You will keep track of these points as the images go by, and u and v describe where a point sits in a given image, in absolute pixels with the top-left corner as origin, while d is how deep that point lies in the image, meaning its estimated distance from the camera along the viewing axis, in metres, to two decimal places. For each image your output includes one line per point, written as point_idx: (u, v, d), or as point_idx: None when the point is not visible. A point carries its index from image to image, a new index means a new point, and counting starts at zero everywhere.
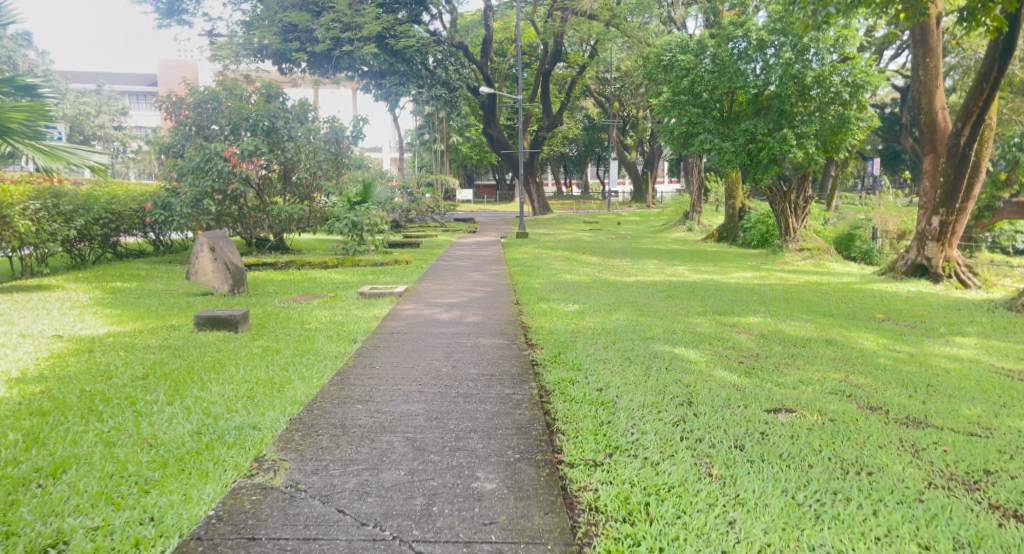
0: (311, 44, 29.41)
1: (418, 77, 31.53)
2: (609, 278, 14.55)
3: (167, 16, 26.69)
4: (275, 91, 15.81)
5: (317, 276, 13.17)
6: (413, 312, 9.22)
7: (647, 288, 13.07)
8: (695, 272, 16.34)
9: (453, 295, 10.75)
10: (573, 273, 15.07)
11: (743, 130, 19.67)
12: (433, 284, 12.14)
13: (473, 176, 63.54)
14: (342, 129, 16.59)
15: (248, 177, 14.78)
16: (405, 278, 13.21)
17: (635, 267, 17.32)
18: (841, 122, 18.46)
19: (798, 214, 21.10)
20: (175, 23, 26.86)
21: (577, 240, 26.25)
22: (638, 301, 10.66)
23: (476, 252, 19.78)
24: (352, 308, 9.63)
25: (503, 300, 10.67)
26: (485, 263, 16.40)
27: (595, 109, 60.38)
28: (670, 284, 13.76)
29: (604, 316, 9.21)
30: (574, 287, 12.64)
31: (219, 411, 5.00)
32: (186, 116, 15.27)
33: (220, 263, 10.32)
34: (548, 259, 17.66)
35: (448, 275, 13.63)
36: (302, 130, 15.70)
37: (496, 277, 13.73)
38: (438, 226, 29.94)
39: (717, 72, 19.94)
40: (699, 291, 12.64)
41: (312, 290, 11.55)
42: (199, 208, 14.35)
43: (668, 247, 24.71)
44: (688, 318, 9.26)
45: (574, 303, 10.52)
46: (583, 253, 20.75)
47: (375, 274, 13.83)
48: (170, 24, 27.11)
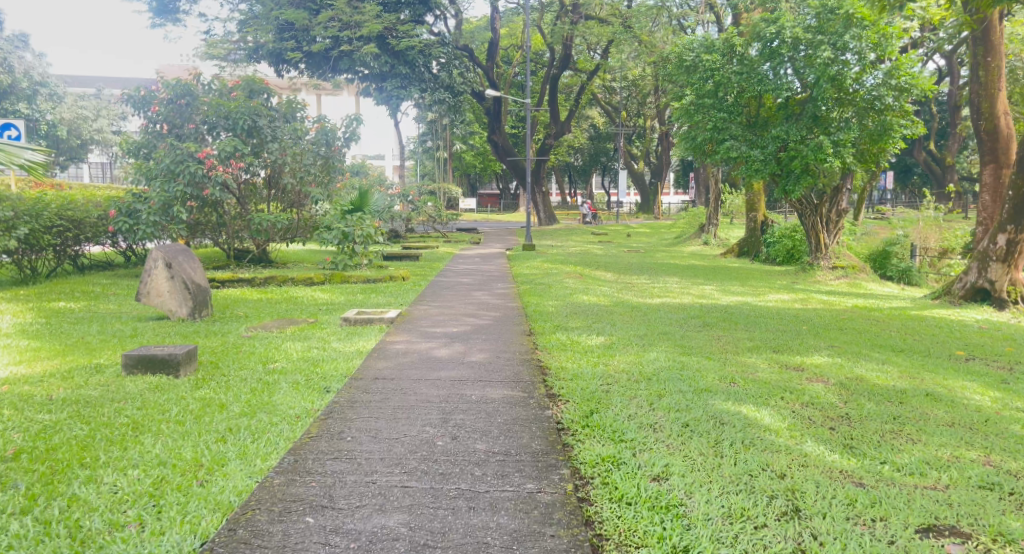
0: (309, 44, 27.89)
1: (421, 80, 30.02)
2: (630, 300, 12.91)
3: (160, 15, 25.15)
4: (262, 87, 14.18)
5: (300, 295, 11.55)
6: (406, 347, 7.55)
7: (677, 313, 11.42)
8: (724, 292, 14.67)
9: (455, 323, 9.09)
10: (589, 293, 13.42)
11: (774, 137, 18.00)
12: (432, 307, 10.49)
13: (476, 185, 62.00)
14: (332, 130, 14.98)
15: (226, 181, 13.15)
16: (403, 299, 11.60)
17: (656, 286, 15.64)
18: (881, 129, 16.97)
19: (830, 229, 19.44)
20: (168, 23, 25.32)
21: (587, 253, 24.60)
22: (673, 333, 9.03)
23: (481, 266, 18.18)
24: (332, 340, 7.97)
25: (514, 329, 9.01)
26: (490, 280, 14.77)
27: (602, 119, 58.95)
28: (702, 309, 12.10)
29: (638, 354, 7.55)
30: (593, 311, 11.00)
31: (89, 534, 3.41)
32: (157, 112, 13.41)
33: (178, 281, 8.64)
34: (559, 275, 16.05)
35: (451, 295, 12.00)
36: (286, 130, 14.16)
37: (503, 298, 12.09)
38: (439, 237, 28.38)
39: (744, 73, 18.30)
40: (737, 318, 10.99)
41: (290, 313, 9.88)
42: (169, 215, 12.71)
43: (686, 263, 23.09)
44: (739, 358, 7.61)
45: (598, 334, 8.87)
46: (597, 269, 19.08)
47: (367, 292, 12.22)
48: (163, 24, 25.56)
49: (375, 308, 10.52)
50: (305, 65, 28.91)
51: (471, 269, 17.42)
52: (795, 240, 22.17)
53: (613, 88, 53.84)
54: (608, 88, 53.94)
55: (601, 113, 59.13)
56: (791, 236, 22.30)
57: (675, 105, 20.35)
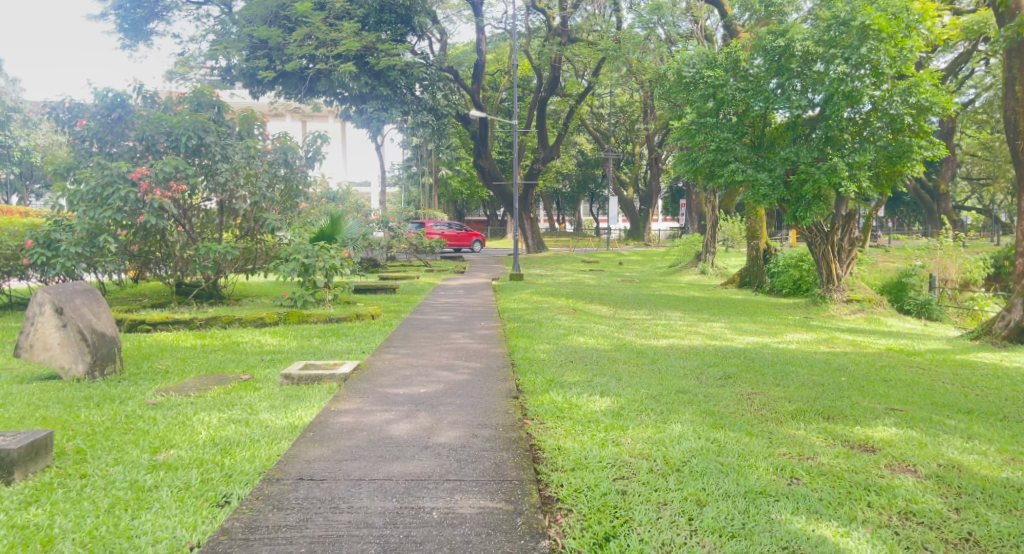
0: (282, 62, 26.24)
1: (403, 102, 28.26)
2: (632, 342, 11.20)
3: (133, 38, 23.45)
4: (213, 101, 12.47)
5: (243, 341, 9.78)
6: (354, 421, 5.81)
7: (689, 360, 9.72)
8: (736, 332, 13.02)
9: (422, 382, 7.30)
10: (583, 334, 11.69)
11: (783, 158, 16.37)
12: (399, 357, 8.72)
13: (462, 212, 60.44)
14: (293, 148, 13.24)
15: (165, 207, 11.40)
16: (369, 343, 9.88)
17: (659, 324, 13.95)
18: (900, 152, 15.29)
19: (842, 259, 17.81)
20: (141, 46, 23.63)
21: (579, 283, 22.88)
22: (690, 391, 7.36)
23: (464, 300, 16.49)
24: (263, 409, 6.28)
25: (497, 388, 7.24)
26: (472, 317, 13.00)
27: (590, 145, 57.72)
28: (715, 353, 10.46)
29: (657, 428, 5.86)
30: (591, 358, 9.30)
31: None
32: (85, 127, 11.58)
33: (72, 331, 6.97)
34: (550, 311, 14.38)
35: (424, 339, 10.24)
36: (236, 148, 12.33)
37: (486, 341, 10.37)
38: (422, 266, 26.63)
39: (750, 90, 16.69)
40: (759, 366, 9.35)
41: (222, 367, 8.08)
42: (96, 246, 11.07)
43: (686, 294, 21.51)
44: (784, 429, 5.91)
45: (601, 394, 7.14)
46: (591, 302, 17.38)
47: (326, 336, 10.50)
48: (135, 47, 23.85)
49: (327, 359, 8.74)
50: (280, 85, 27.19)
51: (453, 303, 15.71)
52: (803, 269, 20.62)
53: (601, 113, 52.45)
54: (596, 114, 52.56)
55: (590, 138, 57.69)
56: (798, 266, 20.73)
57: (675, 123, 18.62)
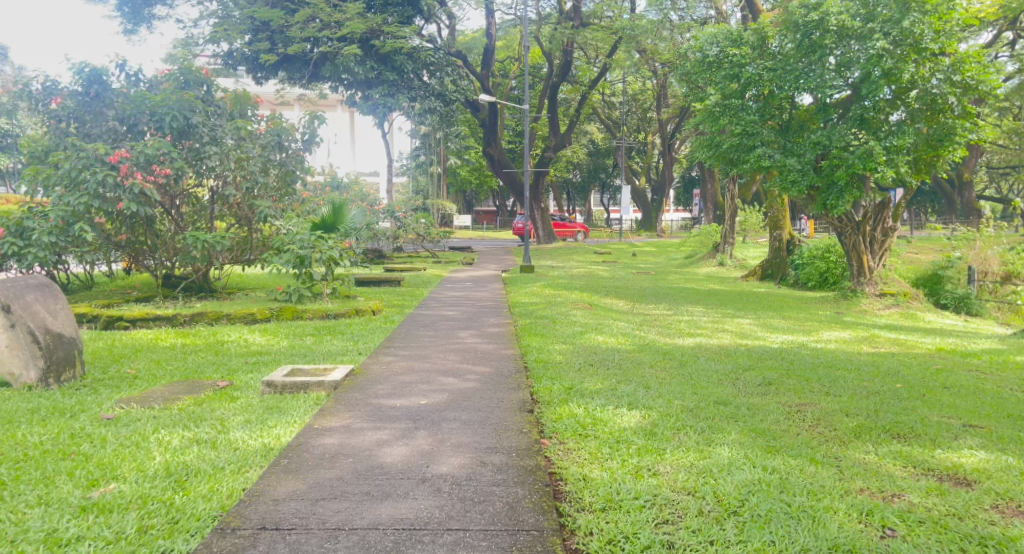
0: (284, 44, 25.32)
1: (410, 87, 27.20)
2: (656, 341, 10.26)
3: (132, 21, 22.36)
4: (201, 77, 11.48)
5: (229, 340, 8.90)
6: (340, 442, 4.88)
7: (720, 363, 8.76)
8: (765, 329, 12.07)
9: (423, 392, 6.38)
10: (600, 331, 10.75)
11: (813, 142, 15.36)
12: (399, 361, 7.79)
13: (472, 202, 59.45)
14: (288, 130, 12.23)
15: (147, 193, 10.49)
16: (368, 343, 8.98)
17: (682, 320, 13.01)
18: (942, 134, 14.31)
19: (873, 250, 16.90)
20: (140, 29, 22.54)
21: (592, 275, 21.91)
22: (729, 403, 6.43)
23: (472, 293, 15.58)
24: (235, 425, 5.35)
25: (509, 399, 6.31)
26: (481, 313, 12.10)
27: (601, 134, 56.61)
28: (748, 354, 9.48)
29: (700, 452, 4.93)
30: (612, 361, 8.36)
31: None
32: (61, 106, 10.64)
33: (22, 332, 6.16)
34: (564, 306, 13.46)
35: (428, 339, 9.32)
36: (224, 129, 11.42)
37: (496, 340, 9.47)
38: (429, 257, 25.75)
39: (779, 69, 15.64)
40: (800, 370, 8.38)
41: (200, 371, 7.20)
42: (72, 236, 10.26)
43: (705, 287, 20.55)
44: (851, 452, 4.98)
45: (628, 406, 6.21)
46: (607, 296, 16.46)
47: (321, 333, 9.62)
48: (134, 31, 22.75)
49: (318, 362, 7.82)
50: (285, 70, 26.17)
51: (460, 297, 14.81)
52: (829, 261, 19.63)
53: (612, 101, 51.31)
54: (608, 102, 51.44)
55: (601, 127, 56.67)
56: (824, 258, 19.74)
57: (697, 106, 17.60)
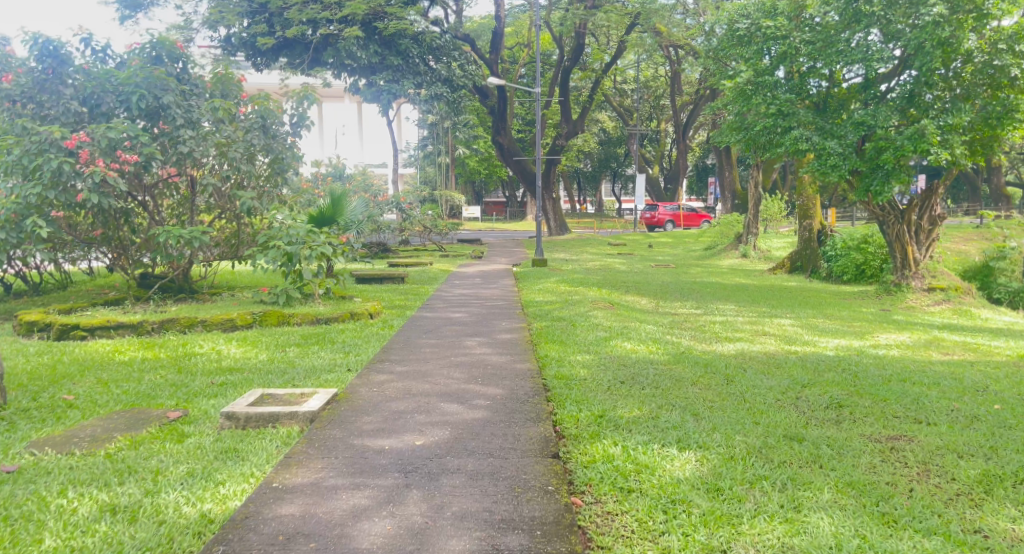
0: (283, 27, 24.03)
1: (415, 72, 25.64)
2: (693, 348, 8.99)
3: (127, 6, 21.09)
4: (176, 52, 10.17)
5: (201, 351, 7.65)
6: (302, 514, 3.68)
7: (772, 379, 7.46)
8: (811, 332, 10.77)
9: (419, 426, 5.09)
10: (625, 338, 9.42)
11: (855, 123, 14.07)
12: (395, 380, 6.51)
13: (481, 193, 58.18)
14: (272, 114, 10.97)
15: (111, 182, 9.20)
16: (361, 357, 7.64)
17: (716, 321, 11.71)
18: (1003, 111, 13.15)
19: (919, 240, 15.74)
20: (135, 15, 21.24)
21: (610, 269, 20.63)
22: (801, 438, 5.18)
23: (482, 291, 14.37)
24: (170, 479, 4.03)
25: (527, 435, 5.04)
26: (491, 315, 10.87)
27: (612, 123, 55.19)
28: (801, 366, 8.18)
29: (789, 524, 3.73)
30: (644, 379, 7.06)
31: None
32: (13, 83, 9.33)
33: None
34: (584, 305, 12.22)
35: (431, 349, 8.05)
36: (201, 109, 10.08)
37: (511, 350, 8.21)
38: (436, 250, 24.47)
39: (818, 42, 14.31)
40: (870, 388, 7.09)
41: (152, 392, 5.93)
42: (26, 231, 9.01)
43: (731, 282, 19.24)
44: (992, 526, 3.78)
45: (679, 444, 4.95)
46: (628, 293, 15.16)
47: (310, 342, 8.37)
48: (128, 17, 21.46)
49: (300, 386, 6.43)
50: (286, 55, 24.80)
51: (469, 295, 13.58)
52: (867, 253, 18.38)
53: (624, 88, 49.87)
54: (618, 89, 49.95)
55: (612, 115, 55.23)
56: (861, 249, 18.47)
57: (724, 85, 16.26)
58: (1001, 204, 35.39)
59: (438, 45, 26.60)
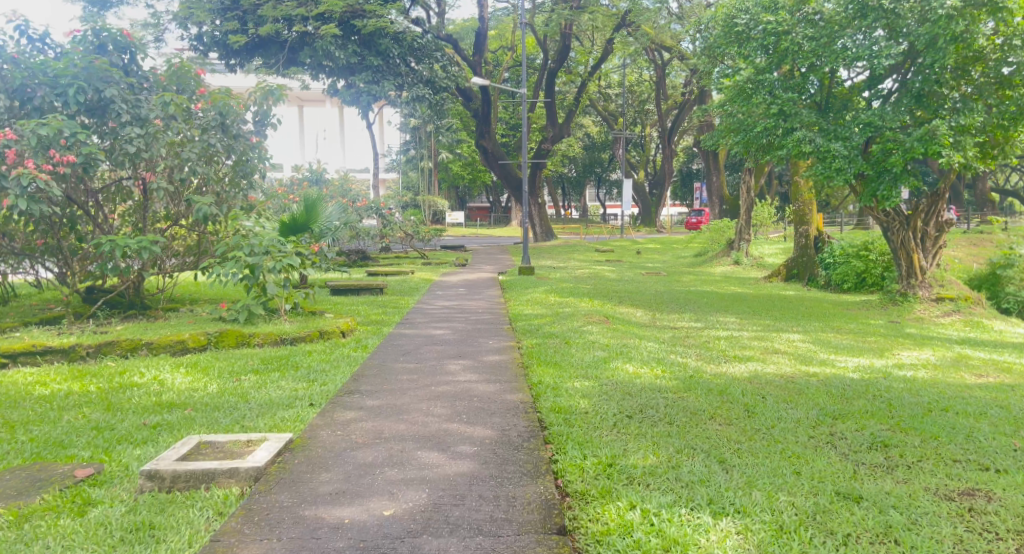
0: (257, 25, 22.94)
1: (396, 74, 24.63)
2: (702, 371, 8.05)
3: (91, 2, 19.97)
4: (123, 41, 9.13)
5: (141, 380, 6.65)
6: None
7: (798, 409, 6.53)
8: (825, 349, 9.86)
9: (388, 487, 4.15)
10: (625, 359, 8.46)
11: (862, 124, 13.24)
12: (364, 419, 5.53)
13: (465, 198, 57.19)
14: (231, 111, 9.90)
15: (45, 186, 8.16)
16: (328, 388, 6.63)
17: (720, 337, 10.81)
18: (1021, 110, 12.28)
19: (925, 247, 14.90)
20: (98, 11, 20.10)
21: (600, 278, 19.73)
22: (854, 496, 4.27)
23: (465, 303, 13.41)
24: None
25: (523, 497, 4.13)
26: (476, 331, 9.90)
27: (596, 127, 54.39)
28: (825, 392, 7.24)
29: None
30: (654, 412, 6.11)
31: None
32: None
33: None
34: (577, 319, 11.29)
35: (409, 375, 7.07)
36: (149, 103, 8.98)
37: (499, 376, 7.25)
38: (417, 258, 23.45)
39: (822, 38, 13.37)
40: (911, 420, 6.14)
41: (66, 439, 4.93)
42: None
43: (727, 291, 18.40)
44: None
45: (712, 509, 4.04)
46: (621, 304, 14.24)
47: (270, 368, 7.38)
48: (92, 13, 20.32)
49: (250, 428, 5.40)
50: (261, 56, 23.82)
51: (451, 308, 12.61)
52: (867, 260, 17.60)
53: (609, 93, 49.05)
54: (604, 93, 49.11)
55: (597, 120, 54.42)
56: (862, 256, 17.70)
57: (723, 84, 15.36)
58: (993, 211, 34.76)
59: (419, 46, 25.41)
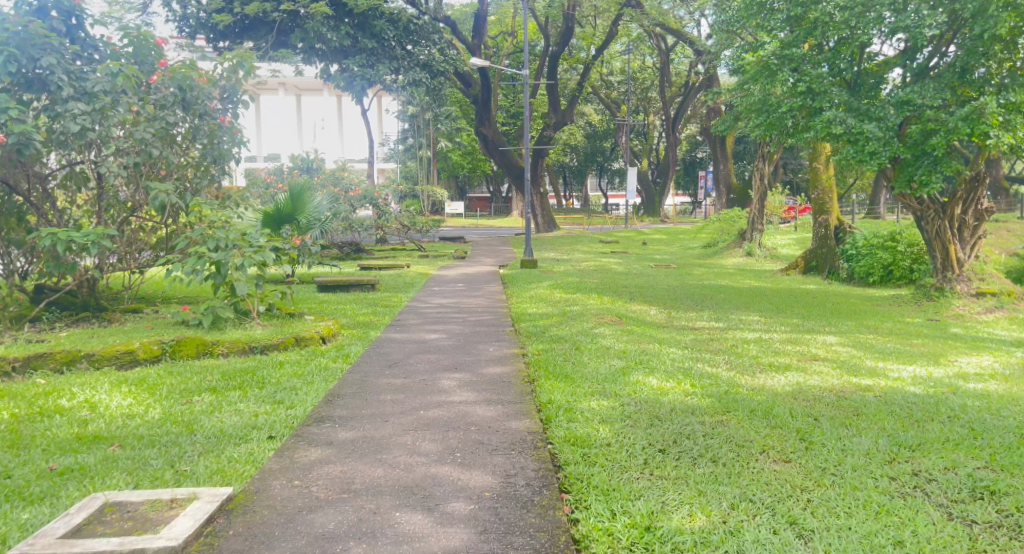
0: (243, 3, 21.68)
1: (391, 57, 23.28)
2: (737, 387, 6.88)
3: None
4: (66, 5, 7.96)
5: (68, 402, 5.52)
6: None
7: (864, 437, 5.39)
8: (870, 355, 8.69)
9: None
10: (646, 371, 7.29)
11: (898, 102, 12.09)
12: (330, 461, 4.38)
13: (464, 189, 55.88)
14: (195, 85, 8.67)
15: None
16: (295, 414, 5.45)
17: (748, 340, 9.65)
18: None
19: (961, 238, 13.74)
20: None
21: (606, 271, 18.54)
22: None
23: (462, 301, 12.25)
24: None
25: None
26: (473, 336, 8.74)
27: (598, 116, 53.02)
28: (889, 412, 6.10)
29: None
30: (692, 444, 4.99)
31: None
32: None
33: None
34: (588, 320, 10.12)
35: (394, 395, 5.94)
36: (96, 75, 7.81)
37: (500, 395, 6.10)
38: (415, 250, 22.29)
39: (855, 8, 12.08)
40: (1009, 454, 5.02)
41: None
42: None
43: (743, 285, 17.23)
44: None
45: None
46: (633, 302, 13.07)
47: (230, 385, 6.23)
48: None
49: (185, 472, 4.25)
50: (251, 38, 22.65)
51: (448, 307, 11.45)
52: (895, 251, 16.41)
53: (611, 80, 47.71)
54: (606, 81, 47.74)
55: (599, 108, 53.07)
56: (889, 248, 16.51)
57: (745, 63, 14.11)
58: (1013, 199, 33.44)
59: (415, 28, 24.09)
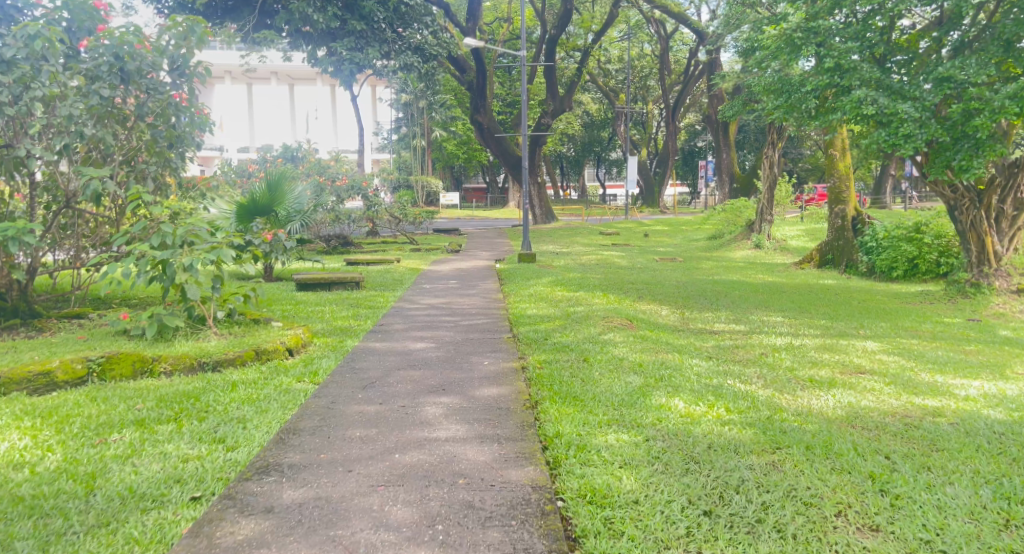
0: None
1: (382, 40, 21.88)
2: (783, 412, 5.69)
3: None
4: None
5: None
6: None
7: (959, 486, 4.25)
8: (923, 366, 7.53)
9: None
10: (670, 391, 6.11)
11: (936, 79, 10.93)
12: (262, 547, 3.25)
13: (459, 179, 54.53)
14: (135, 54, 7.44)
15: None
16: (236, 459, 4.25)
17: (778, 347, 8.49)
18: None
19: (998, 229, 12.59)
20: None
21: (609, 265, 17.38)
22: None
23: (454, 301, 11.08)
24: None
25: None
26: (465, 346, 7.58)
27: (595, 104, 51.67)
28: (977, 447, 4.95)
29: None
30: (745, 503, 3.87)
31: None
32: None
33: None
34: (596, 323, 8.97)
35: (364, 431, 4.76)
36: (12, 38, 6.75)
37: (495, 428, 4.94)
38: (405, 243, 21.10)
39: None
40: None
41: None
42: None
43: (756, 280, 16.09)
44: None
45: None
46: (642, 300, 11.92)
47: (162, 413, 5.05)
48: None
49: None
50: (233, 20, 21.55)
51: (437, 308, 10.29)
52: (920, 243, 15.28)
53: (609, 67, 46.41)
54: (604, 68, 46.38)
55: (596, 96, 51.74)
56: (914, 240, 15.37)
57: (764, 39, 12.93)
58: None
59: (406, 9, 22.39)
